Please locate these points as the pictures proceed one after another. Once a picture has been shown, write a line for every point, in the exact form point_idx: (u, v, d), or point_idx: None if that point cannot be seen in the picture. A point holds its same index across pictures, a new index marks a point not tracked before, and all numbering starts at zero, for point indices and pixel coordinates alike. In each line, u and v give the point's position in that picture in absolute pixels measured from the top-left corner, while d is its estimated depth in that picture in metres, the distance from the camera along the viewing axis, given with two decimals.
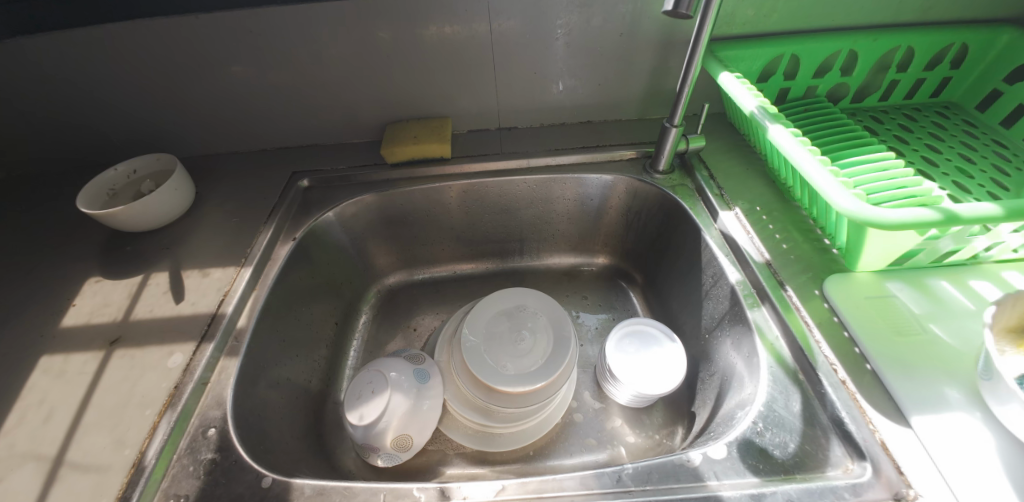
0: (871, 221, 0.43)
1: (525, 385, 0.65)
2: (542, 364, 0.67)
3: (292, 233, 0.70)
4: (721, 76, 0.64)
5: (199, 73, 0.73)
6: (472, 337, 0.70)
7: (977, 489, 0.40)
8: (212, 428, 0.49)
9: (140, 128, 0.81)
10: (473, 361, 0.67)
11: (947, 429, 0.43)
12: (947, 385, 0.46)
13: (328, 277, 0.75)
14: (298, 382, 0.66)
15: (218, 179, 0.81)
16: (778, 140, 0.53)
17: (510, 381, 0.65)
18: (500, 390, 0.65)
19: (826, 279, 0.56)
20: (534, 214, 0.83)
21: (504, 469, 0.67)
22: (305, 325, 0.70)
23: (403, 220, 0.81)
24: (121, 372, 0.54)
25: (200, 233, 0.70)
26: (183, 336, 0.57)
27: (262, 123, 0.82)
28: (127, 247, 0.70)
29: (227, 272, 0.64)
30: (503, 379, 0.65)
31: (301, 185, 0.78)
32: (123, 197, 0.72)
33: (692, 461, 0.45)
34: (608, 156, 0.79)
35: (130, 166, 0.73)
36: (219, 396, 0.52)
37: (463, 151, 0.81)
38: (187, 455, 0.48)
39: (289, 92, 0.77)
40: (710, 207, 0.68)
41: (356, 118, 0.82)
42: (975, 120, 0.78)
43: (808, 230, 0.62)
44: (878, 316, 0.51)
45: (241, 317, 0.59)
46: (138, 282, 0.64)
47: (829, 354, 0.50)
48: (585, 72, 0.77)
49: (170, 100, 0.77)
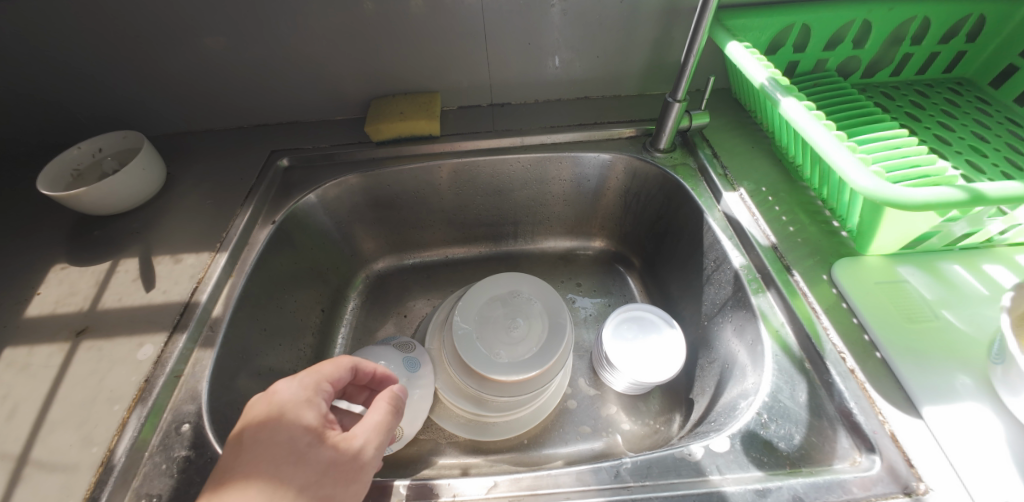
0: (891, 201, 0.40)
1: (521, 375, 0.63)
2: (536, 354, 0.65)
3: (271, 216, 0.66)
4: (729, 46, 0.60)
5: (165, 44, 0.68)
6: (464, 325, 0.67)
7: (987, 483, 0.38)
8: (186, 423, 0.47)
9: (105, 104, 0.75)
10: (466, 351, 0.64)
11: (959, 420, 0.41)
12: (957, 372, 0.44)
13: (312, 262, 0.72)
14: (282, 372, 0.63)
15: (193, 159, 0.76)
16: (791, 115, 0.49)
17: (506, 371, 0.63)
18: (494, 379, 0.63)
19: (834, 263, 0.53)
20: (528, 196, 0.79)
21: (497, 459, 0.65)
22: (289, 313, 0.67)
23: (391, 203, 0.77)
24: (89, 365, 0.51)
25: (173, 217, 0.66)
26: (155, 326, 0.53)
27: (238, 99, 0.77)
28: (95, 231, 0.65)
29: (201, 258, 0.60)
30: (499, 369, 0.63)
31: (281, 165, 0.73)
32: (88, 178, 0.67)
33: (693, 455, 0.43)
34: (606, 134, 0.75)
35: (95, 144, 0.68)
36: (193, 390, 0.49)
37: (454, 129, 0.77)
38: (160, 452, 0.45)
39: (265, 64, 0.72)
40: (713, 188, 0.65)
41: (339, 93, 0.77)
42: (987, 97, 0.74)
43: (815, 211, 0.59)
44: (888, 302, 0.49)
45: (217, 306, 0.56)
46: (107, 269, 0.60)
47: (837, 342, 0.47)
48: (583, 44, 0.72)
49: (136, 74, 0.71)
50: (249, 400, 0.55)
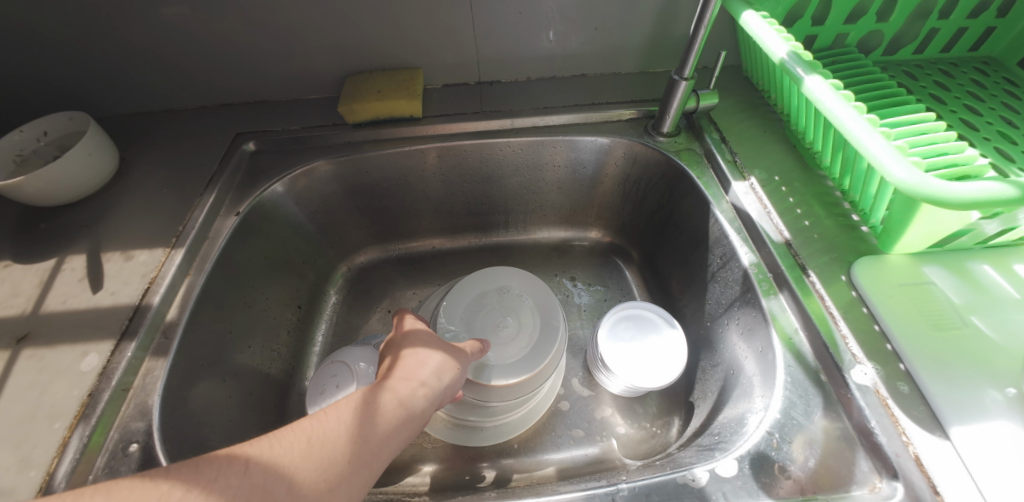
0: (931, 197, 0.34)
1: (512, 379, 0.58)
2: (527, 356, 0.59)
3: (235, 207, 0.60)
4: (745, 15, 0.53)
5: (107, 11, 0.60)
6: (449, 326, 0.61)
7: None
8: (134, 443, 0.42)
9: (48, 81, 0.68)
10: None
11: (992, 443, 0.37)
12: (988, 387, 0.39)
13: (284, 256, 0.66)
14: (252, 377, 0.58)
15: (150, 143, 0.69)
16: (816, 95, 0.43)
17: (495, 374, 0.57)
18: (482, 383, 0.57)
19: (854, 263, 0.48)
20: (519, 183, 0.73)
21: (485, 466, 0.62)
22: (258, 312, 0.61)
23: (370, 190, 0.71)
24: (26, 377, 0.46)
25: (127, 208, 0.60)
26: (101, 332, 0.48)
27: (198, 76, 0.70)
28: (40, 224, 0.59)
29: (155, 255, 0.54)
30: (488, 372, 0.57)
31: (247, 149, 0.67)
32: (34, 165, 0.60)
33: (697, 480, 0.39)
34: (604, 116, 0.68)
35: (39, 126, 0.61)
36: (143, 405, 0.44)
37: (439, 110, 0.70)
38: (104, 476, 0.40)
39: (224, 36, 0.64)
40: (721, 176, 0.59)
41: (311, 69, 0.70)
42: (1016, 78, 0.69)
43: (833, 204, 0.53)
44: (913, 307, 0.44)
45: (171, 309, 0.50)
46: (51, 267, 0.54)
47: (856, 352, 0.43)
48: (580, 14, 0.65)
49: (79, 47, 0.64)
50: (211, 411, 0.50)
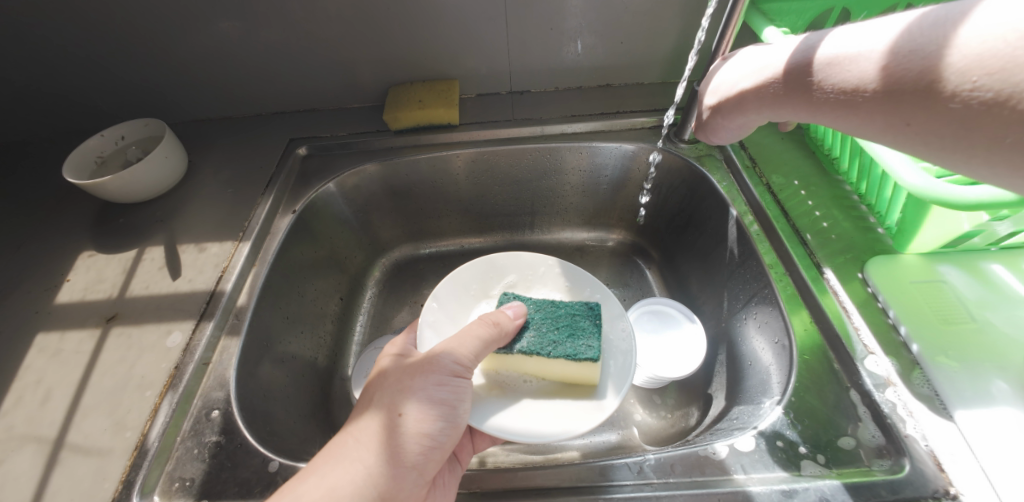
0: (940, 199, 0.39)
1: (534, 423, 0.45)
2: (561, 361, 0.46)
3: (291, 205, 0.67)
4: (766, 31, 0.58)
5: (181, 30, 0.67)
6: (483, 298, 0.58)
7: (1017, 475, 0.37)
8: (215, 410, 0.48)
9: (129, 94, 0.76)
10: (425, 316, 0.53)
11: (996, 427, 0.40)
12: (994, 377, 0.42)
13: (331, 249, 0.71)
14: (304, 360, 0.62)
15: (210, 148, 0.76)
16: None
17: (517, 407, 0.47)
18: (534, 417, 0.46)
19: (867, 261, 0.52)
20: (546, 185, 0.78)
21: (513, 448, 0.60)
22: (309, 301, 0.66)
23: (408, 192, 0.76)
24: (119, 351, 0.52)
25: (196, 206, 0.67)
26: (183, 314, 0.55)
27: (256, 87, 0.77)
28: (119, 219, 0.66)
29: (225, 247, 0.62)
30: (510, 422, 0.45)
31: (299, 153, 0.74)
32: (111, 166, 0.67)
33: (718, 453, 0.42)
34: (628, 124, 0.73)
35: (117, 131, 0.68)
36: (221, 377, 0.50)
37: (472, 118, 0.76)
38: (191, 437, 0.46)
39: (279, 50, 0.70)
40: (740, 181, 0.64)
41: (358, 81, 0.76)
42: None
43: (850, 207, 0.57)
44: (925, 302, 0.47)
45: (241, 294, 0.57)
46: (133, 257, 0.61)
47: (868, 342, 0.46)
48: (607, 28, 0.70)
49: (152, 61, 0.71)
50: (274, 387, 0.55)
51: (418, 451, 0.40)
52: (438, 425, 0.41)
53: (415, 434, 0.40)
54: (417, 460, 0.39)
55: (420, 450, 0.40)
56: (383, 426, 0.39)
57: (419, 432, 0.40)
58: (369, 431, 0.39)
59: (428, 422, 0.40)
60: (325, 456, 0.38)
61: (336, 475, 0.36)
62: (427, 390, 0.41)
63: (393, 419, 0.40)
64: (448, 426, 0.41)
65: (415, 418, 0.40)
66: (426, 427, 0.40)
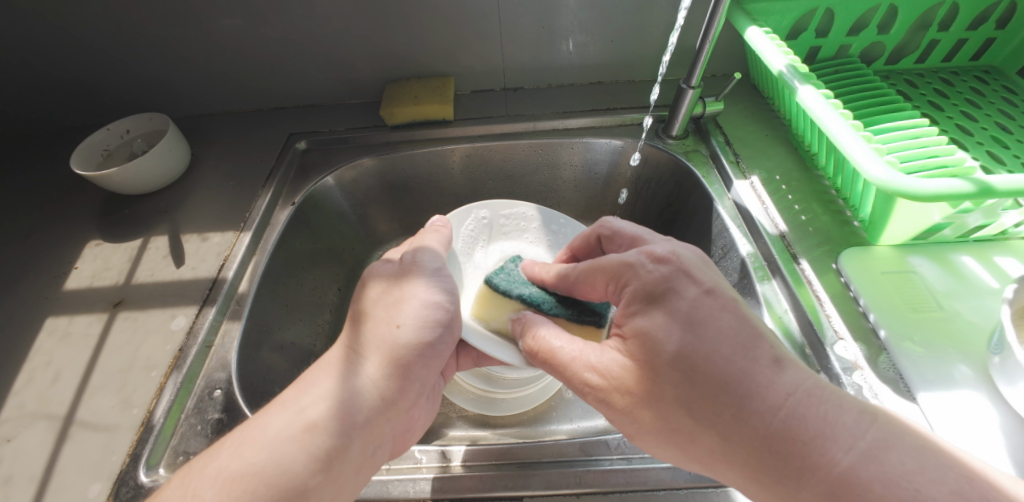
0: (901, 190, 0.41)
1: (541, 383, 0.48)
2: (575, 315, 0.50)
3: (291, 197, 0.69)
4: (748, 31, 0.61)
5: (184, 26, 0.69)
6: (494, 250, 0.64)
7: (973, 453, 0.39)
8: (217, 389, 0.50)
9: (134, 89, 0.78)
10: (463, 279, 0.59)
11: (955, 408, 0.42)
12: (958, 362, 0.44)
13: (329, 241, 0.74)
14: (303, 347, 0.64)
15: (212, 142, 0.79)
16: (807, 103, 0.51)
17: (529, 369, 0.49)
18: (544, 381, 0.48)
19: (842, 253, 0.54)
20: (539, 180, 0.80)
21: (504, 432, 0.62)
22: (308, 290, 0.68)
23: (404, 186, 0.78)
24: (125, 334, 0.55)
25: (199, 198, 0.70)
26: (187, 299, 0.57)
27: (257, 83, 0.79)
28: (125, 210, 0.69)
29: (227, 237, 0.64)
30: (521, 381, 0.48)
31: (298, 147, 0.76)
32: (117, 159, 0.70)
33: None
34: (618, 120, 0.75)
35: (123, 125, 0.71)
36: (223, 359, 0.53)
37: (466, 114, 0.78)
38: (194, 414, 0.49)
39: (279, 46, 0.72)
40: (724, 176, 0.66)
41: (356, 78, 0.78)
42: (1016, 87, 0.70)
43: (829, 201, 0.60)
44: (894, 291, 0.49)
45: (242, 281, 0.59)
46: (138, 246, 0.64)
47: (838, 328, 0.48)
48: (597, 27, 0.72)
49: (156, 56, 0.73)
50: (273, 371, 0.57)
51: (418, 356, 0.45)
52: (437, 332, 0.46)
53: (411, 345, 0.45)
54: (415, 364, 0.45)
55: (418, 358, 0.45)
56: (382, 340, 0.45)
57: (417, 342, 0.45)
58: (370, 345, 0.45)
59: (425, 332, 0.46)
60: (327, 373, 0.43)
61: (341, 387, 0.41)
62: (418, 308, 0.46)
63: (394, 333, 0.45)
64: (446, 333, 0.46)
65: (410, 328, 0.45)
66: (424, 338, 0.45)
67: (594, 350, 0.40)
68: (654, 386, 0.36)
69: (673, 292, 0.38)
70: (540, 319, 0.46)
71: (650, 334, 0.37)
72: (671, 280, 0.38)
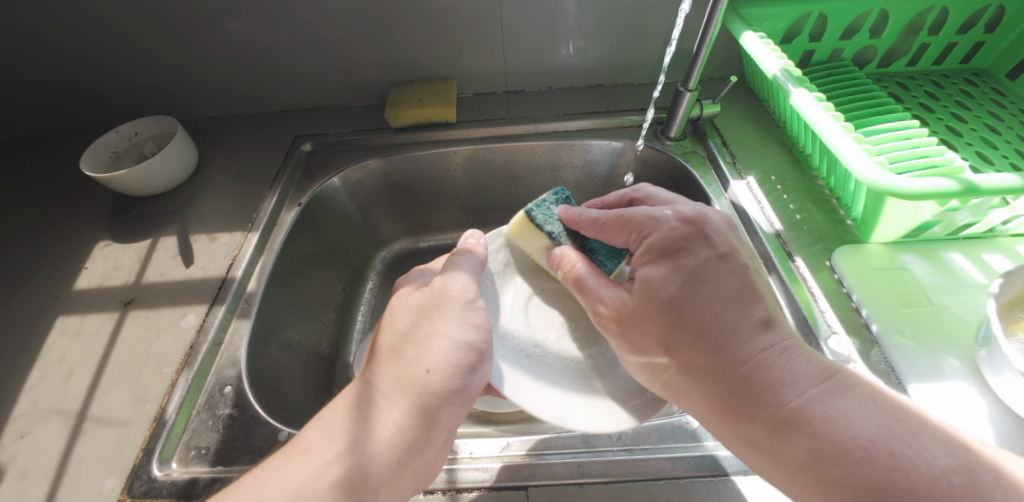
0: (889, 190, 0.43)
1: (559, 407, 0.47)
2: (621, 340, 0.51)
3: (297, 198, 0.71)
4: (743, 36, 0.63)
5: (191, 30, 0.70)
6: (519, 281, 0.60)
7: None
8: (228, 386, 0.51)
9: (140, 92, 0.80)
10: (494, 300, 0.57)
11: (944, 398, 0.43)
12: (947, 355, 0.46)
13: (334, 241, 0.75)
14: (309, 345, 0.66)
15: (218, 144, 0.80)
16: (799, 105, 0.53)
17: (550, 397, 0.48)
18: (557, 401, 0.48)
19: (835, 250, 0.56)
20: (540, 181, 0.81)
21: (507, 428, 0.64)
22: (313, 289, 0.69)
23: (407, 187, 0.80)
24: (136, 332, 0.56)
25: (206, 199, 0.71)
26: (197, 298, 0.59)
27: (263, 87, 0.80)
28: (133, 210, 0.70)
29: (235, 237, 0.65)
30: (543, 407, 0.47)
31: (303, 149, 0.77)
32: (126, 161, 0.71)
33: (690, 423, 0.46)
34: (618, 122, 0.77)
35: (131, 128, 0.72)
36: (232, 356, 0.54)
37: (468, 116, 0.80)
38: (206, 410, 0.50)
39: (285, 50, 0.74)
40: (721, 176, 0.67)
41: (360, 80, 0.80)
42: (1004, 89, 0.72)
43: (823, 200, 0.61)
44: (886, 287, 0.51)
45: (251, 281, 0.61)
46: (147, 246, 0.65)
47: (832, 323, 0.50)
48: (597, 31, 0.73)
49: (163, 59, 0.74)
50: (281, 368, 0.58)
51: (448, 399, 0.43)
52: (467, 376, 0.44)
53: (442, 391, 0.42)
54: (444, 409, 0.42)
55: (447, 403, 0.43)
56: (411, 385, 0.42)
57: (445, 389, 0.42)
58: (400, 390, 0.42)
59: (455, 378, 0.43)
60: (352, 416, 0.41)
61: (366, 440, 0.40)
62: (447, 350, 0.43)
63: (422, 378, 0.42)
64: (476, 374, 0.44)
65: (441, 373, 0.42)
66: (454, 384, 0.43)
67: (608, 288, 0.46)
68: (642, 319, 0.43)
69: (687, 251, 0.42)
70: (571, 249, 0.51)
71: (652, 281, 0.42)
72: (689, 239, 0.42)
